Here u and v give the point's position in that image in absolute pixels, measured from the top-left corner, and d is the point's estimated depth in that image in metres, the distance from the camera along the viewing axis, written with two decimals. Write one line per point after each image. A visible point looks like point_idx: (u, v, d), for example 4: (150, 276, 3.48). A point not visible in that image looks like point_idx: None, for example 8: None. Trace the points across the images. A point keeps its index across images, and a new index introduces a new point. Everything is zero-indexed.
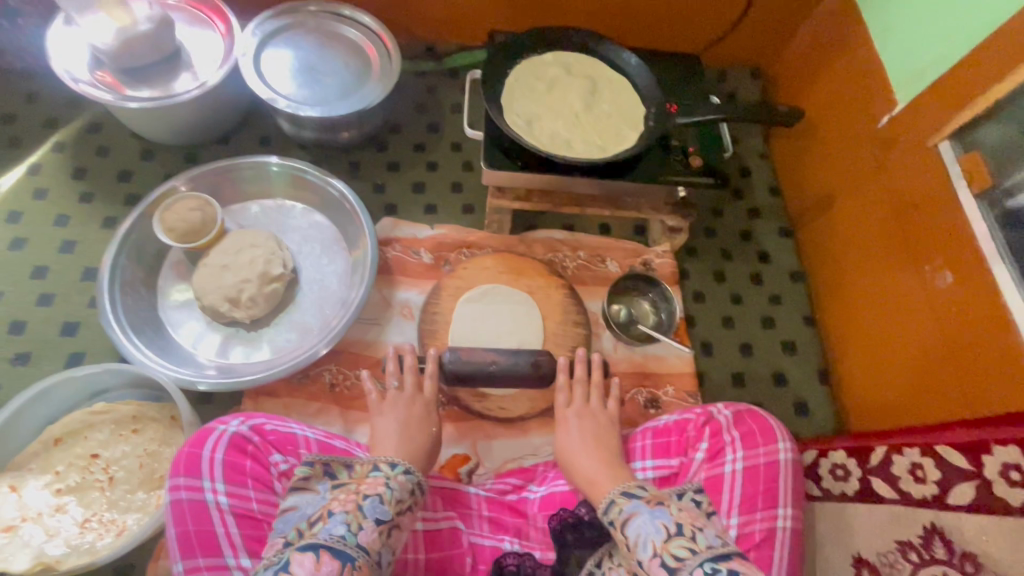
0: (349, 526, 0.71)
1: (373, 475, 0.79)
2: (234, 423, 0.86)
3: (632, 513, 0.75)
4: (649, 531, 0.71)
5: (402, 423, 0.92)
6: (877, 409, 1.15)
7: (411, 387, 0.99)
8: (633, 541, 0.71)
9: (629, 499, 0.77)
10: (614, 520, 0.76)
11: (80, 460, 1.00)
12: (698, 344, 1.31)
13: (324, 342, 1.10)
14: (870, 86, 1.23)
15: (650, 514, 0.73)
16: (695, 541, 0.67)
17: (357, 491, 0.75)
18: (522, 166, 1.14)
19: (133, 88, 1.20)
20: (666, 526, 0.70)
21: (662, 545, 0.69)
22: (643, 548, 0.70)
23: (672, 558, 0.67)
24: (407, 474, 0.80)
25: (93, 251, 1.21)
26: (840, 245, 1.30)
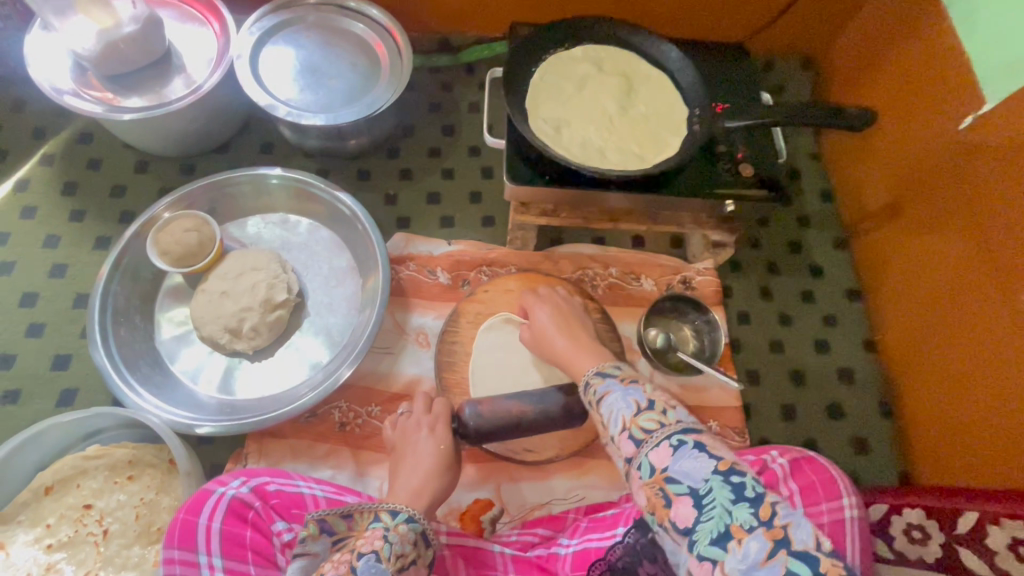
0: None
1: (372, 526, 0.70)
2: (234, 485, 0.78)
3: (606, 391, 0.74)
4: (620, 406, 0.70)
5: (414, 453, 0.86)
6: (952, 452, 1.02)
7: (421, 411, 0.92)
8: (607, 418, 0.71)
9: (604, 381, 0.76)
10: (591, 401, 0.76)
11: (72, 512, 0.92)
12: (743, 371, 1.19)
13: (350, 361, 1.01)
14: (948, 80, 1.07)
15: (623, 392, 0.72)
16: (665, 416, 0.66)
17: (352, 550, 0.67)
18: (550, 181, 1.01)
19: (121, 96, 1.10)
20: (637, 402, 0.69)
21: (631, 419, 0.68)
22: (614, 423, 0.69)
23: (639, 431, 0.66)
24: (408, 521, 0.70)
25: (85, 275, 1.13)
26: (906, 261, 1.15)
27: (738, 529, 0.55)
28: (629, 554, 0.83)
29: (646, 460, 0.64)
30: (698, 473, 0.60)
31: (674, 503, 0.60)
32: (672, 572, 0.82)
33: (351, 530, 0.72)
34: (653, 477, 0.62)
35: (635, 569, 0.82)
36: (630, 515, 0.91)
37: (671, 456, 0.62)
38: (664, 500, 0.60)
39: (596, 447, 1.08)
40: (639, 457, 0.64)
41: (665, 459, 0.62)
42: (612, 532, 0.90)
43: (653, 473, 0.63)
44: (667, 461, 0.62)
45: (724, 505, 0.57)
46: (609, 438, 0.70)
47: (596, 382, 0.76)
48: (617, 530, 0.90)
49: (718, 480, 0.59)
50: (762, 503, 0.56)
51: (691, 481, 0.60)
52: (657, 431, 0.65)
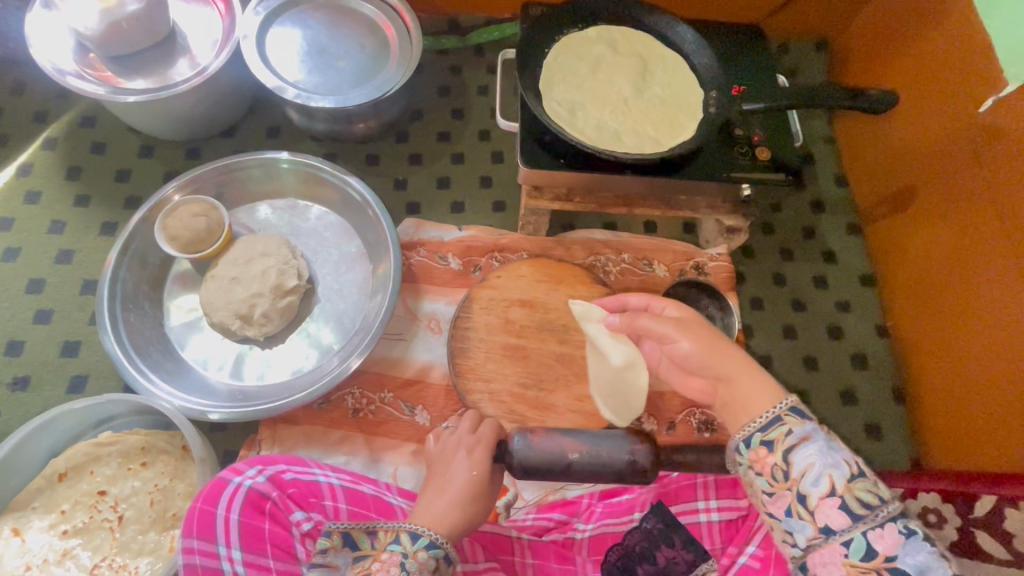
0: None
1: (390, 548, 0.69)
2: (250, 474, 0.77)
3: (805, 437, 0.64)
4: (828, 464, 0.61)
5: (449, 475, 0.77)
6: (965, 436, 1.02)
7: (466, 432, 0.84)
8: (800, 471, 0.62)
9: (803, 424, 0.65)
10: (778, 444, 0.65)
11: (87, 498, 0.92)
12: (756, 357, 1.18)
13: (357, 352, 1.00)
14: (969, 62, 1.05)
15: (826, 444, 0.63)
16: (882, 489, 0.60)
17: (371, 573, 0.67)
18: (565, 164, 1.00)
19: (125, 78, 1.07)
20: (847, 463, 0.62)
21: (844, 485, 0.60)
22: (815, 482, 0.61)
23: (857, 504, 0.60)
24: (429, 548, 0.69)
25: (92, 261, 1.11)
26: (920, 247, 1.14)
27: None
28: (647, 539, 0.84)
29: (862, 539, 0.59)
30: (932, 569, 0.57)
31: None
32: (690, 555, 0.82)
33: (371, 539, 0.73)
34: (872, 562, 0.58)
35: (653, 553, 0.83)
36: (647, 499, 0.91)
37: (900, 546, 0.58)
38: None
39: None
40: (850, 533, 0.59)
41: (894, 548, 0.58)
42: (628, 518, 0.90)
43: (869, 557, 0.59)
44: (898, 551, 0.58)
45: None
46: (791, 490, 0.62)
47: (797, 423, 0.65)
48: (633, 515, 0.90)
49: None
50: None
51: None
52: (881, 509, 0.59)
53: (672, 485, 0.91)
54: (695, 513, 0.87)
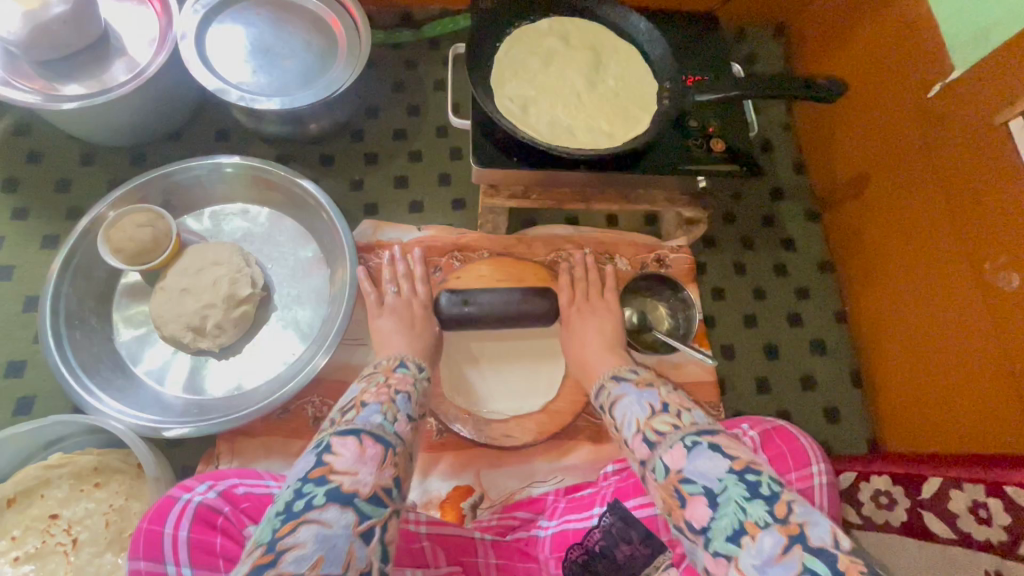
0: (385, 415, 0.70)
1: (400, 371, 0.82)
2: (200, 490, 0.78)
3: (620, 394, 0.78)
4: (635, 408, 0.73)
5: (395, 325, 0.99)
6: (917, 419, 1.05)
7: (407, 293, 1.06)
8: (620, 420, 0.74)
9: (617, 384, 0.81)
10: (604, 404, 0.80)
11: (38, 522, 0.89)
12: (717, 346, 1.20)
13: (323, 350, 0.99)
14: (917, 50, 1.06)
15: (637, 394, 0.76)
16: (680, 418, 0.68)
17: (388, 386, 0.76)
18: (519, 162, 0.98)
19: (58, 84, 1.03)
20: (651, 404, 0.72)
21: (645, 422, 0.70)
22: (627, 426, 0.72)
23: (653, 434, 0.68)
24: (420, 371, 0.84)
25: (35, 277, 1.08)
26: (874, 234, 1.16)
27: (754, 527, 0.56)
28: (606, 535, 0.89)
29: (660, 463, 0.65)
30: (714, 473, 0.60)
31: (688, 502, 0.60)
32: (648, 549, 0.88)
33: (371, 369, 0.83)
34: (667, 478, 0.63)
35: (613, 551, 0.88)
36: (605, 495, 0.93)
37: (685, 458, 0.63)
38: (678, 503, 0.61)
39: (575, 429, 1.07)
40: (652, 461, 0.66)
41: (680, 461, 0.63)
42: (588, 513, 0.93)
43: (667, 475, 0.64)
44: (682, 463, 0.63)
45: (739, 504, 0.58)
46: (621, 441, 0.73)
47: (612, 385, 0.81)
48: (593, 510, 0.92)
49: (733, 479, 0.60)
50: (779, 501, 0.57)
51: (706, 482, 0.60)
52: (670, 433, 0.67)
53: (630, 482, 0.93)
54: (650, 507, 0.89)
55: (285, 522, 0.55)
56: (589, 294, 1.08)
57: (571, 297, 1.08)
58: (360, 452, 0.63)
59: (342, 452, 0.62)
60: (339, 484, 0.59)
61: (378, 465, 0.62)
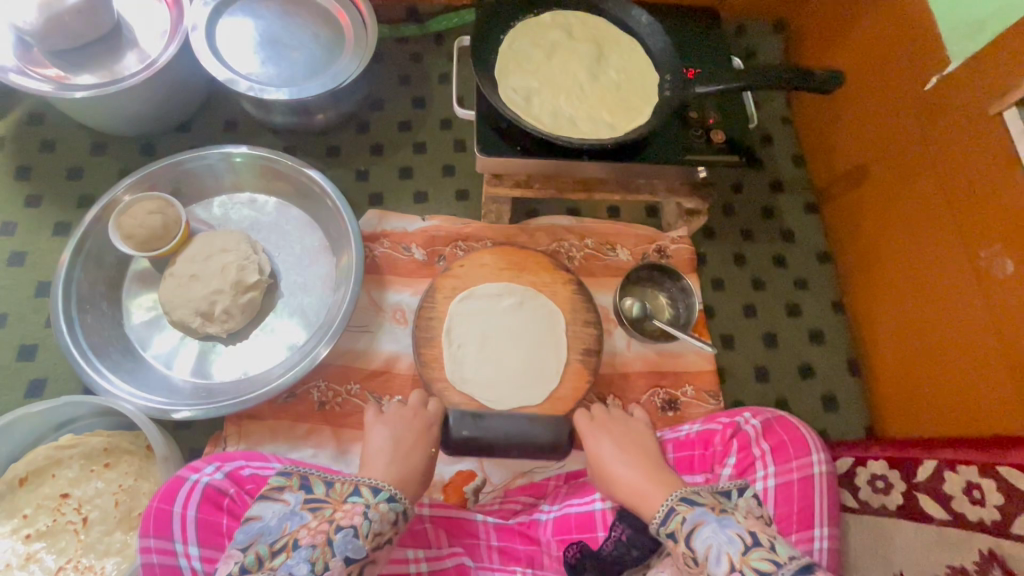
0: (313, 565, 0.64)
1: (351, 500, 0.70)
2: (208, 471, 0.79)
3: (698, 521, 0.66)
4: (722, 541, 0.63)
5: (385, 441, 0.85)
6: (914, 405, 1.06)
7: (415, 403, 0.95)
8: (703, 554, 0.63)
9: (694, 509, 0.67)
10: (676, 532, 0.67)
11: (49, 501, 0.91)
12: (717, 336, 1.21)
13: (324, 341, 1.00)
14: (915, 42, 1.08)
15: (719, 522, 0.65)
16: (777, 552, 0.60)
17: (330, 520, 0.68)
18: (522, 151, 1.00)
19: (71, 73, 1.05)
20: (741, 536, 0.63)
21: (740, 558, 0.61)
22: (717, 563, 0.62)
23: (754, 574, 0.59)
24: (390, 501, 0.71)
25: (47, 263, 1.10)
26: (873, 223, 1.18)
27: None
28: (608, 519, 0.85)
29: None
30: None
31: None
32: (649, 536, 0.82)
33: (323, 493, 0.72)
34: None
35: (612, 532, 0.83)
36: None
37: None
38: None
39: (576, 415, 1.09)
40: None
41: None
42: (591, 498, 0.93)
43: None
44: None
45: None
46: None
47: (688, 511, 0.67)
48: (595, 495, 0.93)
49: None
50: None
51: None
52: (777, 574, 0.58)
53: None
54: None
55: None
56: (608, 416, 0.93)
57: (588, 419, 0.94)
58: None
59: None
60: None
61: None
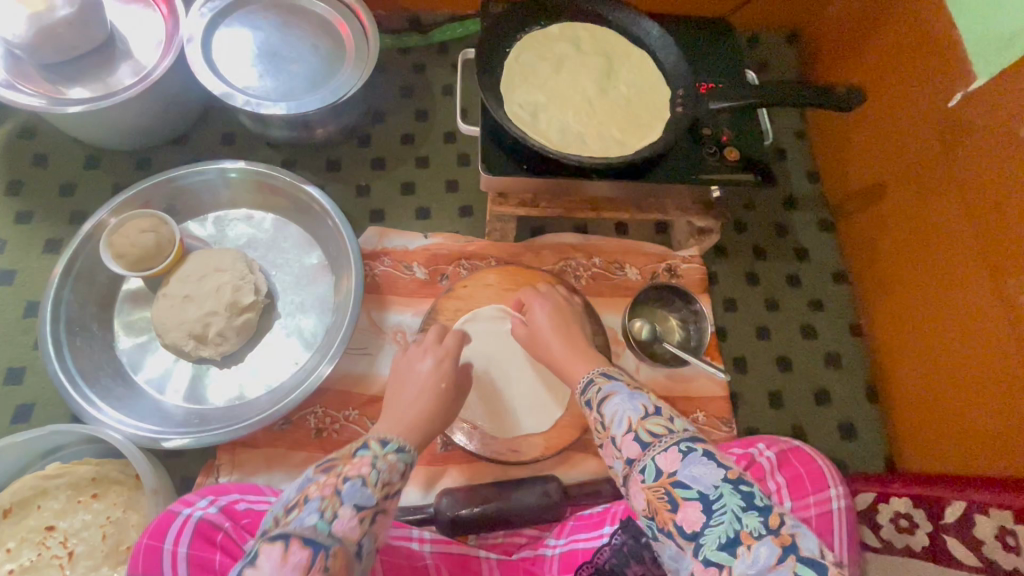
0: (323, 514, 0.58)
1: (359, 454, 0.65)
2: (201, 505, 0.76)
3: (610, 392, 0.70)
4: (626, 407, 0.66)
5: (409, 379, 0.82)
6: (937, 437, 1.02)
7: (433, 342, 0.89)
8: (609, 418, 0.67)
9: (610, 381, 0.73)
10: (592, 399, 0.72)
11: (34, 534, 0.87)
12: (729, 359, 1.17)
13: (328, 358, 0.97)
14: (937, 57, 1.03)
15: (629, 395, 0.68)
16: (672, 422, 0.63)
17: (338, 473, 0.62)
18: (528, 170, 0.96)
19: (63, 87, 1.02)
20: (645, 406, 0.66)
21: (638, 422, 0.64)
22: (618, 424, 0.65)
23: (647, 435, 0.62)
24: (398, 452, 0.67)
25: (36, 282, 1.06)
26: (891, 244, 1.13)
27: (748, 536, 0.52)
28: (617, 555, 0.83)
29: (652, 464, 0.59)
30: (707, 479, 0.55)
31: (682, 506, 0.55)
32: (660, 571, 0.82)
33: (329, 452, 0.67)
34: (658, 481, 0.58)
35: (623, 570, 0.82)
36: (616, 513, 0.90)
37: (680, 461, 0.58)
38: (669, 503, 0.56)
39: (583, 443, 1.05)
40: (644, 460, 0.60)
41: (675, 463, 0.58)
42: (598, 532, 0.89)
43: (658, 477, 0.58)
44: (676, 467, 0.58)
45: (736, 513, 0.53)
46: (607, 439, 0.66)
47: (603, 381, 0.73)
48: (603, 530, 0.89)
49: (727, 488, 0.55)
50: (773, 513, 0.53)
51: (702, 487, 0.55)
52: (666, 436, 0.61)
53: None
54: None
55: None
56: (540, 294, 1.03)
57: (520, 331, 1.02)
58: (280, 561, 0.53)
59: (261, 564, 0.53)
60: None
61: None
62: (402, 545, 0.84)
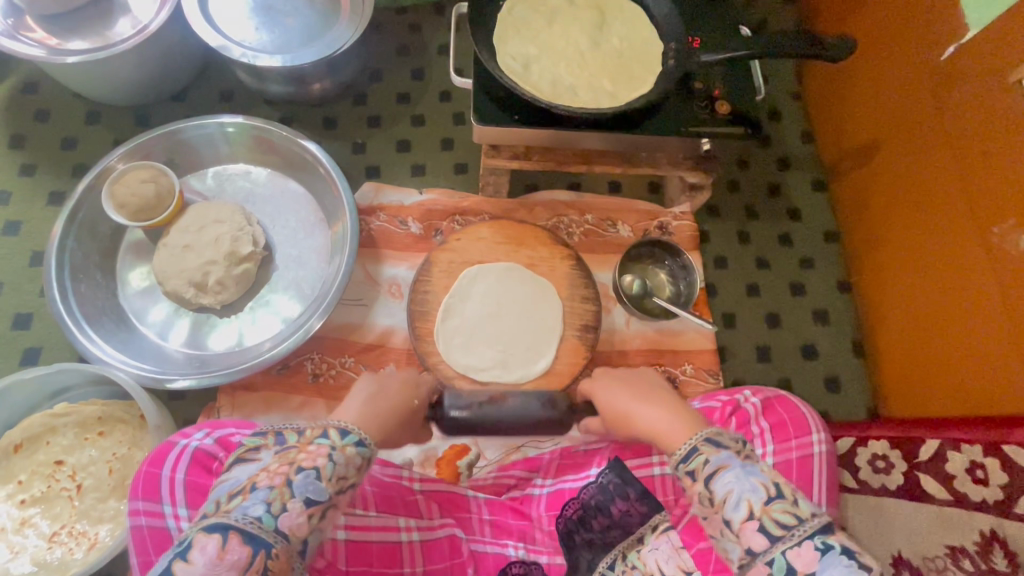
0: (269, 506, 0.57)
1: (317, 442, 0.62)
2: (198, 437, 0.78)
3: (721, 465, 0.63)
4: (745, 489, 0.60)
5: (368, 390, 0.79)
6: (920, 388, 1.03)
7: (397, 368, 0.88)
8: (722, 498, 0.61)
9: (717, 450, 0.65)
10: (694, 470, 0.65)
11: (44, 468, 0.91)
12: (718, 315, 1.19)
13: (318, 314, 0.99)
14: (932, 9, 1.02)
15: (742, 469, 0.62)
16: (800, 507, 0.58)
17: (290, 462, 0.60)
18: (519, 121, 0.97)
19: (62, 39, 1.03)
20: (764, 486, 0.60)
21: (762, 509, 0.59)
22: (736, 508, 0.60)
23: (775, 525, 0.58)
24: (358, 444, 0.63)
25: (41, 232, 1.09)
26: (883, 201, 1.14)
27: None
28: (603, 492, 0.87)
29: (782, 558, 0.57)
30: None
31: None
32: (643, 508, 0.85)
33: (292, 436, 0.64)
34: None
35: (608, 506, 0.86)
36: (603, 456, 0.94)
37: (817, 561, 0.55)
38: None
39: None
40: (771, 553, 0.57)
41: (812, 563, 0.55)
42: (584, 473, 0.93)
43: (790, 574, 0.56)
44: (815, 567, 0.55)
45: None
46: (718, 519, 0.61)
47: (709, 449, 0.65)
48: (590, 470, 0.93)
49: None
50: None
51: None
52: (799, 528, 0.57)
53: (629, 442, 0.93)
54: (648, 467, 0.89)
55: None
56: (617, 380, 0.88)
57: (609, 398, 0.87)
58: (216, 558, 0.52)
59: (194, 560, 0.52)
60: None
61: None
62: (394, 481, 0.86)
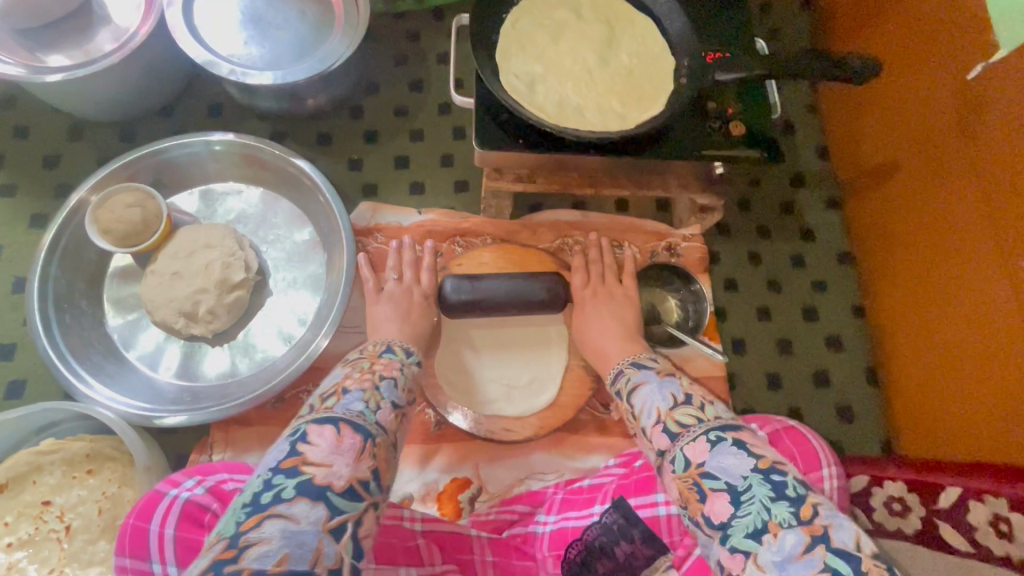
0: (367, 403, 0.66)
1: (387, 357, 0.77)
2: (188, 486, 0.75)
3: (641, 382, 0.77)
4: (656, 398, 0.72)
5: (393, 313, 0.95)
6: (940, 425, 1.00)
7: (409, 279, 1.01)
8: (639, 409, 0.73)
9: (638, 371, 0.80)
10: (623, 389, 0.80)
11: (30, 509, 0.88)
12: (728, 340, 1.15)
13: (325, 332, 0.95)
14: (958, 25, 0.96)
15: (658, 385, 0.75)
16: (703, 411, 0.68)
17: (373, 371, 0.71)
18: (524, 145, 0.92)
19: (40, 55, 0.97)
20: (674, 395, 0.72)
21: (667, 413, 0.70)
22: (647, 415, 0.71)
23: (675, 425, 0.68)
24: (416, 361, 0.79)
25: (23, 257, 1.05)
26: (902, 226, 1.09)
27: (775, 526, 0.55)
28: (608, 534, 0.86)
29: (681, 454, 0.64)
30: (738, 470, 0.60)
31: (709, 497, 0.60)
32: (648, 550, 0.85)
33: (355, 356, 0.77)
34: (687, 472, 0.63)
35: (613, 548, 0.86)
36: (607, 492, 0.90)
37: (708, 452, 0.63)
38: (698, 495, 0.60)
39: (577, 424, 1.05)
40: (673, 451, 0.66)
41: (701, 454, 0.63)
42: (589, 511, 0.90)
43: (687, 467, 0.63)
44: (704, 457, 0.62)
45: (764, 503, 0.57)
46: (640, 428, 0.73)
47: (632, 371, 0.81)
48: (593, 508, 0.90)
49: (757, 478, 0.59)
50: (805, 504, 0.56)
51: (729, 477, 0.60)
52: (696, 425, 0.66)
53: (633, 478, 0.89)
54: (654, 507, 0.86)
55: (250, 515, 0.53)
56: (601, 291, 1.02)
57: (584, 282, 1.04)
58: (336, 442, 0.59)
59: (317, 441, 0.59)
60: (311, 477, 0.56)
61: (355, 457, 0.59)
62: (394, 525, 0.82)
